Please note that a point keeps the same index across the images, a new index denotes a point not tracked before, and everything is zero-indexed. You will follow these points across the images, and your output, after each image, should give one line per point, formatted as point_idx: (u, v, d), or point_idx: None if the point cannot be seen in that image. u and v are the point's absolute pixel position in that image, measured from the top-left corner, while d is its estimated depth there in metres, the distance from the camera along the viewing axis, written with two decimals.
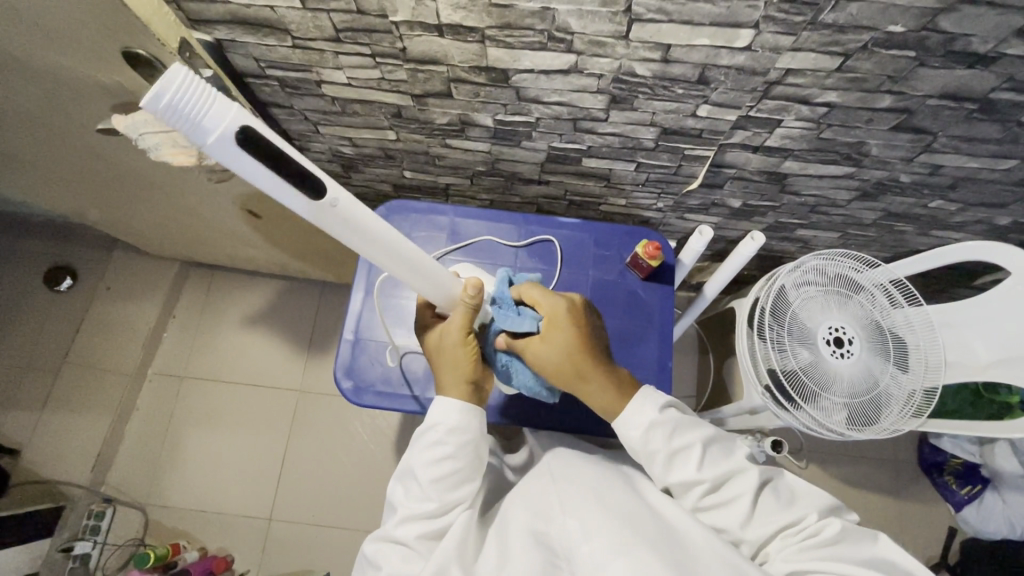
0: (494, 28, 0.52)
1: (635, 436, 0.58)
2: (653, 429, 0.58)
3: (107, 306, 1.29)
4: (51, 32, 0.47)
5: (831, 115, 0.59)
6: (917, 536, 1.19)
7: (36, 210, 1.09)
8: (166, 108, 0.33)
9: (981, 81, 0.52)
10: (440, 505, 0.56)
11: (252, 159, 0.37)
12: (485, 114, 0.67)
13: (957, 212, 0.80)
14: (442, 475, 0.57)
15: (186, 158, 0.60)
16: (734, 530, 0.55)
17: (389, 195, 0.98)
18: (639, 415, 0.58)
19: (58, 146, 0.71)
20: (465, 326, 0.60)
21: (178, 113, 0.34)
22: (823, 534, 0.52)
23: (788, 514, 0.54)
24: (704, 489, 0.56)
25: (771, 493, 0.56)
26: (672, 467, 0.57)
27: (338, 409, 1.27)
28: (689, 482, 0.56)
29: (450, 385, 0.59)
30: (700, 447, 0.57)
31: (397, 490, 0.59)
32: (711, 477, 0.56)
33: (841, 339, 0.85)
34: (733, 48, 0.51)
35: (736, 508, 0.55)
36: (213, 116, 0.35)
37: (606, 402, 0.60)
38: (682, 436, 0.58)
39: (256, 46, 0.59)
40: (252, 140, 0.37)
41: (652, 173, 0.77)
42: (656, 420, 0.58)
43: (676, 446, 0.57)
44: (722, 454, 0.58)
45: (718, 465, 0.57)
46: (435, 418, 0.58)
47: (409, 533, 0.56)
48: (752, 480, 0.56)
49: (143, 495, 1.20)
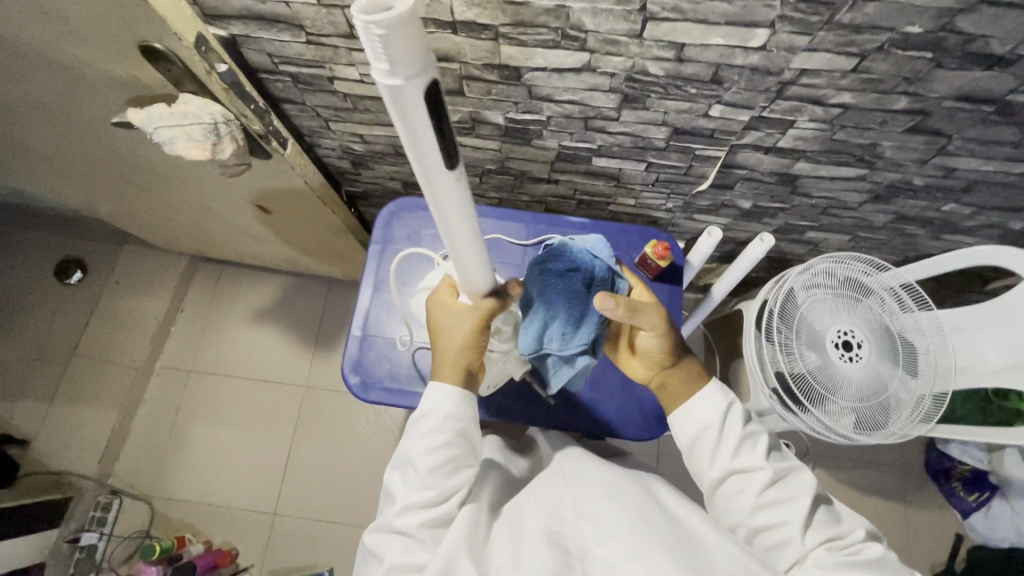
0: (508, 25, 0.52)
1: (717, 410, 0.60)
2: (729, 412, 0.60)
3: (116, 299, 1.29)
4: (69, 25, 0.48)
5: (845, 116, 0.59)
6: (922, 543, 1.18)
7: (48, 202, 1.10)
8: (382, 37, 0.23)
9: (999, 83, 0.52)
10: (440, 493, 0.56)
11: (432, 123, 0.29)
12: (496, 112, 0.67)
13: (971, 216, 0.79)
14: (438, 463, 0.57)
15: (200, 151, 0.60)
16: (788, 529, 0.54)
17: (398, 192, 0.98)
18: (721, 395, 0.61)
19: (72, 139, 0.72)
20: (479, 321, 0.58)
21: (390, 46, 0.24)
22: (867, 553, 0.51)
23: (836, 529, 0.54)
24: (764, 480, 0.56)
25: (821, 508, 0.56)
26: (738, 454, 0.58)
27: (344, 405, 1.27)
28: (751, 469, 0.57)
29: (444, 370, 0.60)
30: (766, 440, 0.59)
31: (394, 480, 0.59)
32: (774, 468, 0.57)
33: (851, 342, 0.85)
34: (748, 47, 0.51)
35: (795, 505, 0.55)
36: (417, 69, 0.25)
37: (687, 380, 0.62)
38: (752, 425, 0.61)
39: (270, 42, 0.60)
40: (436, 108, 0.28)
41: (663, 173, 0.77)
42: (730, 404, 0.61)
43: (746, 433, 0.59)
44: (779, 455, 0.60)
45: (778, 463, 0.58)
46: (433, 407, 0.59)
47: (410, 522, 0.55)
48: (810, 483, 0.57)
49: (149, 486, 1.21)
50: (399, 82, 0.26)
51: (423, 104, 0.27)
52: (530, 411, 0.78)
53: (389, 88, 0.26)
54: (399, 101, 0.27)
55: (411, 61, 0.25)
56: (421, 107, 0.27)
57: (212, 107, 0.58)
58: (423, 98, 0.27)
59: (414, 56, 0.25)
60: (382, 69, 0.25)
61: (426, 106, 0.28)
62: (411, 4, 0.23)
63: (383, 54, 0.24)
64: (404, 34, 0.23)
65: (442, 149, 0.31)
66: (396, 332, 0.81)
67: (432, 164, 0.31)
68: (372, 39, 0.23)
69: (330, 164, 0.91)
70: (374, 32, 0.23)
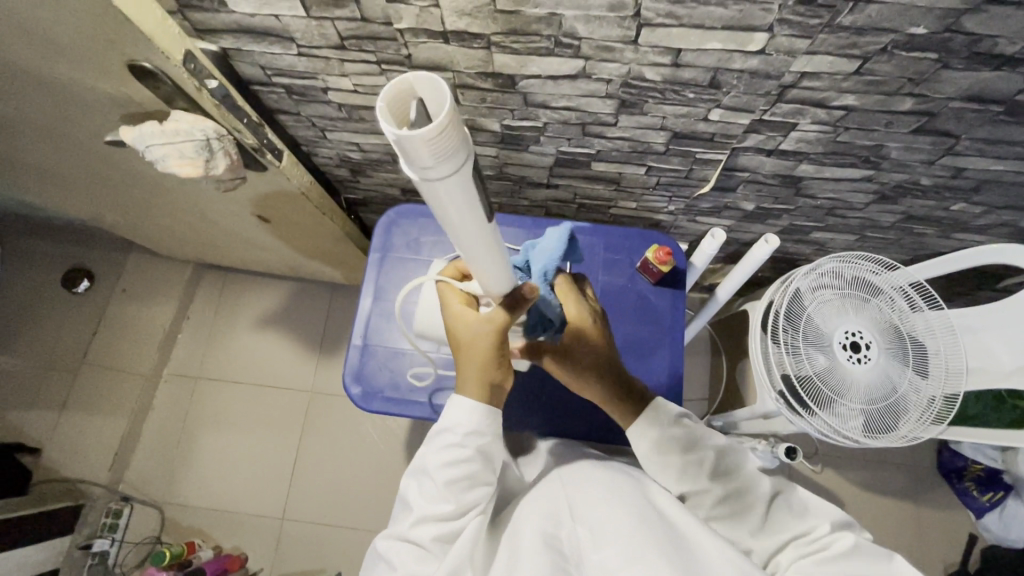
0: (500, 34, 0.51)
1: (651, 440, 0.61)
2: (670, 438, 0.61)
3: (123, 307, 1.30)
4: (57, 45, 0.47)
5: (848, 118, 0.58)
6: (935, 543, 1.17)
7: (51, 212, 1.10)
8: (417, 146, 0.26)
9: (1008, 82, 0.50)
10: (457, 507, 0.55)
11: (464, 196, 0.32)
12: (492, 120, 0.66)
13: (981, 215, 0.77)
14: (457, 476, 0.55)
15: (193, 168, 0.61)
16: (745, 541, 0.55)
17: (398, 198, 0.98)
18: (654, 422, 0.62)
19: (70, 154, 0.72)
20: (497, 333, 0.56)
21: (423, 151, 0.27)
22: (835, 546, 0.50)
23: (799, 527, 0.55)
24: (713, 498, 0.57)
25: (782, 507, 0.56)
26: (684, 476, 0.59)
27: (348, 409, 1.27)
28: (700, 488, 0.58)
29: (467, 385, 0.57)
30: (712, 455, 0.60)
31: (410, 487, 0.58)
32: (722, 483, 0.58)
33: (859, 343, 0.83)
34: (746, 51, 0.49)
35: (747, 517, 0.56)
36: (453, 165, 0.29)
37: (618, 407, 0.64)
38: (697, 445, 0.61)
39: (262, 55, 0.59)
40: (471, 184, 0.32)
41: (663, 176, 0.76)
42: (672, 428, 0.62)
43: (690, 455, 0.60)
44: (733, 464, 0.60)
45: (729, 475, 0.59)
46: (455, 421, 0.57)
47: (425, 534, 0.55)
48: (764, 491, 0.57)
49: (158, 492, 1.22)
50: (432, 176, 0.29)
51: (457, 188, 0.31)
52: (532, 416, 0.77)
53: (420, 182, 0.30)
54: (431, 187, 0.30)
55: (442, 161, 0.28)
56: (457, 189, 0.31)
57: (203, 124, 0.58)
58: (460, 183, 0.30)
59: (450, 156, 0.28)
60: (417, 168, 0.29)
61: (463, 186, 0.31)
62: (445, 117, 0.26)
63: (411, 161, 0.28)
64: (434, 146, 0.27)
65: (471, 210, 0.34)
66: (397, 341, 0.81)
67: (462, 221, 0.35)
68: (407, 152, 0.27)
69: (328, 172, 0.90)
70: (410, 143, 0.26)
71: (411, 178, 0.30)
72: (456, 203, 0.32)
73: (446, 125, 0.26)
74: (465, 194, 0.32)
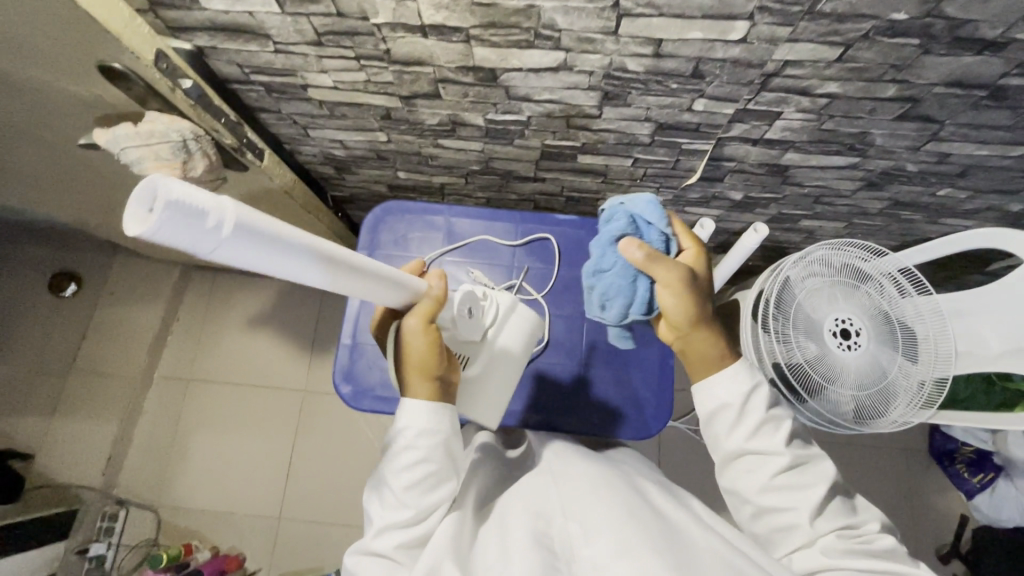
0: (479, 27, 0.50)
1: (737, 394, 0.57)
2: (750, 397, 0.57)
3: (111, 311, 1.29)
4: (22, 48, 0.47)
5: (833, 106, 0.57)
6: (928, 525, 1.18)
7: (34, 216, 1.09)
8: (160, 235, 0.26)
9: (991, 67, 0.50)
10: (417, 512, 0.54)
11: (261, 248, 0.31)
12: (475, 114, 0.66)
13: (968, 199, 0.77)
14: (415, 481, 0.54)
15: (171, 169, 0.61)
16: (795, 515, 0.54)
17: (385, 195, 0.97)
18: (746, 376, 0.58)
19: (46, 160, 0.71)
20: (425, 326, 0.54)
21: (173, 235, 0.27)
22: (878, 544, 0.52)
23: (850, 519, 0.54)
24: (780, 466, 0.56)
25: (837, 497, 0.56)
26: (756, 436, 0.57)
27: (342, 407, 1.27)
28: (768, 453, 0.56)
29: (412, 389, 0.56)
30: (788, 426, 0.57)
31: (372, 502, 0.57)
32: (793, 456, 0.56)
33: (849, 330, 0.83)
34: (728, 40, 0.49)
35: (806, 494, 0.55)
36: (213, 232, 0.28)
37: (712, 353, 0.59)
38: (777, 410, 0.58)
39: (238, 52, 0.58)
40: (257, 232, 0.31)
41: (650, 168, 0.75)
42: (755, 390, 0.58)
43: (770, 415, 0.57)
44: (802, 441, 0.58)
45: (799, 449, 0.57)
46: (404, 424, 0.55)
47: (388, 544, 0.53)
48: (829, 474, 0.56)
49: (151, 494, 1.22)
50: (210, 250, 0.29)
51: (249, 234, 0.30)
52: (524, 410, 0.76)
53: (212, 257, 0.30)
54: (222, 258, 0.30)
55: (202, 234, 0.28)
56: (249, 243, 0.30)
57: (178, 124, 0.58)
58: (241, 237, 0.30)
59: (203, 214, 0.27)
60: (195, 250, 0.29)
61: (251, 240, 0.30)
62: (164, 200, 0.26)
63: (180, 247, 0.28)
64: (180, 214, 0.26)
65: (286, 252, 0.33)
66: None
67: (291, 267, 0.35)
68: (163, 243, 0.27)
69: (312, 170, 0.89)
70: (154, 237, 0.26)
71: (206, 258, 0.29)
72: (263, 257, 0.32)
73: (170, 203, 0.26)
74: (267, 233, 0.31)
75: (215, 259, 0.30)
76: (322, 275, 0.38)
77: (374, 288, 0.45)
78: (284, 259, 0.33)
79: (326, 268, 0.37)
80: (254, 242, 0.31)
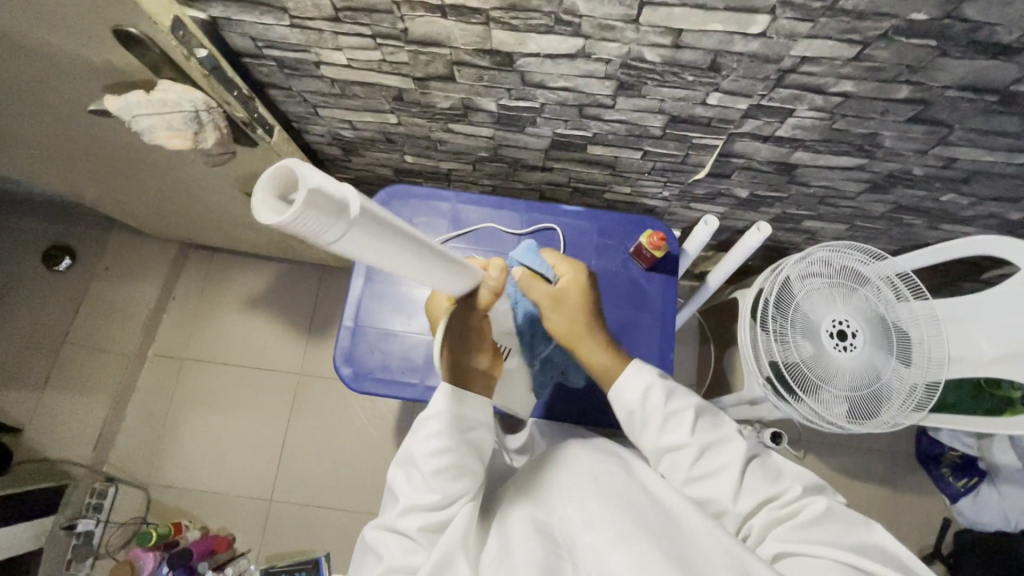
0: (500, 9, 0.50)
1: (632, 399, 0.58)
2: (650, 390, 0.58)
3: (105, 286, 1.28)
4: (37, 6, 0.46)
5: (846, 105, 0.58)
6: (911, 526, 1.20)
7: (31, 187, 1.07)
8: (296, 227, 0.30)
9: (1003, 72, 0.50)
10: (443, 498, 0.53)
11: (366, 236, 0.35)
12: (488, 99, 0.66)
13: (969, 206, 0.78)
14: (444, 465, 0.54)
15: (182, 141, 0.60)
16: (720, 501, 0.54)
17: (390, 179, 0.96)
18: (635, 380, 0.59)
19: (48, 126, 0.70)
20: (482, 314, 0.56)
21: (306, 227, 0.31)
22: (810, 510, 0.52)
23: (773, 488, 0.54)
24: (693, 456, 0.56)
25: (758, 467, 0.56)
26: (665, 431, 0.57)
27: (337, 392, 1.27)
28: (679, 445, 0.56)
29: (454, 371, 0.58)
30: (691, 412, 0.57)
31: (398, 477, 0.56)
32: (699, 442, 0.56)
33: (846, 332, 0.84)
34: (747, 34, 0.49)
35: (723, 477, 0.55)
36: (335, 226, 0.32)
37: (604, 361, 0.62)
38: (676, 401, 0.58)
39: (253, 25, 0.58)
40: (368, 224, 0.34)
41: (658, 161, 0.75)
42: (653, 382, 0.58)
43: (671, 407, 0.57)
44: (712, 423, 0.58)
45: (708, 433, 0.57)
46: (439, 410, 0.56)
47: (410, 524, 0.53)
48: (740, 451, 0.56)
49: (141, 472, 1.21)
50: (329, 239, 0.33)
51: (362, 226, 0.34)
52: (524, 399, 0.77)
53: (327, 245, 0.34)
54: (336, 245, 0.34)
55: (328, 227, 0.32)
56: (359, 233, 0.34)
57: (192, 94, 0.57)
58: (356, 227, 0.34)
59: (332, 207, 0.31)
60: (315, 239, 0.33)
61: (362, 231, 0.34)
62: (306, 196, 0.29)
63: (304, 236, 0.32)
64: (313, 208, 0.30)
65: (385, 240, 0.37)
66: (389, 323, 0.80)
67: (386, 253, 0.38)
68: (292, 231, 0.31)
69: (318, 150, 0.88)
70: (289, 228, 0.30)
71: (323, 246, 0.34)
72: (366, 246, 0.36)
73: (309, 197, 0.30)
74: (375, 225, 0.35)
75: (328, 247, 0.34)
76: (405, 262, 0.42)
77: (445, 277, 0.48)
78: (380, 248, 0.37)
79: (409, 256, 0.41)
80: (363, 231, 0.34)
